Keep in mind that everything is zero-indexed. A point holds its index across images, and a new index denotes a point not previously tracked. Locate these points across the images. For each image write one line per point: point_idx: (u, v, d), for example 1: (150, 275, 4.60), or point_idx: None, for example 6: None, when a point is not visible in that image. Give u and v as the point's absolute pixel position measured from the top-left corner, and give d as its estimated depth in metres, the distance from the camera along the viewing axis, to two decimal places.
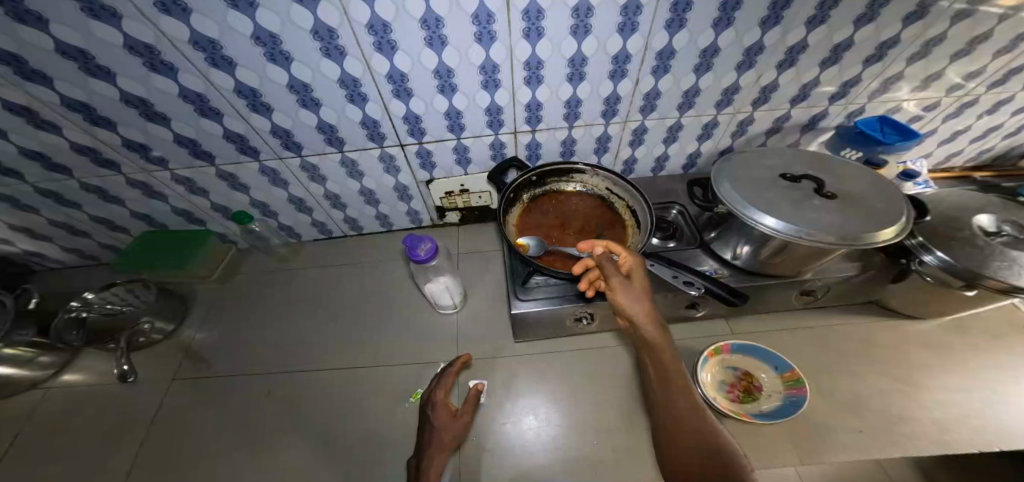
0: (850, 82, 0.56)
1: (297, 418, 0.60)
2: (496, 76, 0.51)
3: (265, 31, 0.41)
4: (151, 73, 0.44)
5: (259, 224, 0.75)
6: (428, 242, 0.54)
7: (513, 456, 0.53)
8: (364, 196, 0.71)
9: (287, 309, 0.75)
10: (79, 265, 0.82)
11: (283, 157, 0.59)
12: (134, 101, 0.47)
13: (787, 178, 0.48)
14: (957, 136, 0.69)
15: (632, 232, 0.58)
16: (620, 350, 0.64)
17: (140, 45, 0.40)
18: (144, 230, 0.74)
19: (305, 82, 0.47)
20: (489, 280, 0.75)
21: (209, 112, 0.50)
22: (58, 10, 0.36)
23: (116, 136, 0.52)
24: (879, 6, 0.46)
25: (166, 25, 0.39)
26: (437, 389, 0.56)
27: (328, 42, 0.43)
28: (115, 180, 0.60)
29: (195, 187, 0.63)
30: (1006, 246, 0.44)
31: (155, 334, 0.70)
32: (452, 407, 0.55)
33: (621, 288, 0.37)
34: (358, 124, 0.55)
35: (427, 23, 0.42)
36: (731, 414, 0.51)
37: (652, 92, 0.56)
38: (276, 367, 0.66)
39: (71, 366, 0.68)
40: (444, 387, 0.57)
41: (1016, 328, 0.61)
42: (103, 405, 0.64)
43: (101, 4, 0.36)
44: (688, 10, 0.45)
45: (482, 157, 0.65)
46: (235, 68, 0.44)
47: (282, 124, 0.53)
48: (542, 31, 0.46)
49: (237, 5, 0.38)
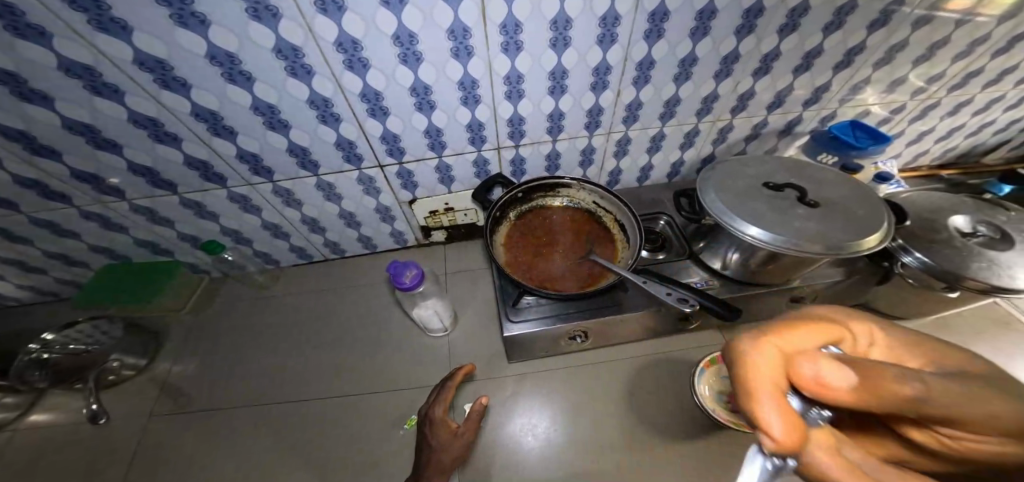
0: (821, 88, 0.57)
1: (286, 454, 0.57)
2: (476, 92, 0.50)
3: (221, 50, 0.39)
4: (94, 97, 0.41)
5: (234, 252, 0.72)
6: (413, 268, 0.53)
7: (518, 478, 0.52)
8: (344, 219, 0.69)
9: (272, 340, 0.71)
10: (33, 302, 0.77)
11: (252, 182, 0.57)
12: (78, 127, 0.44)
13: (769, 187, 0.48)
14: (925, 136, 0.71)
15: (622, 246, 0.58)
16: (620, 362, 0.62)
17: (78, 67, 0.38)
18: (107, 262, 0.70)
19: (271, 103, 0.46)
20: (479, 299, 0.74)
21: (164, 138, 0.47)
22: None
23: (62, 166, 0.49)
24: (845, 14, 0.47)
25: (103, 44, 0.36)
26: (437, 405, 0.54)
27: (293, 61, 0.41)
28: (68, 213, 0.57)
29: (158, 217, 0.61)
30: (983, 247, 0.45)
31: (126, 370, 0.67)
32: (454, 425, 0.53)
33: (1004, 417, 0.15)
34: (333, 144, 0.53)
35: (400, 39, 0.42)
36: (733, 426, 0.52)
37: (634, 103, 0.56)
38: (261, 399, 0.63)
39: (38, 406, 0.65)
40: (443, 402, 0.55)
41: (997, 324, 0.63)
42: (75, 448, 0.60)
43: (28, 22, 0.33)
44: (665, 20, 0.45)
45: (465, 174, 0.64)
46: (189, 89, 0.42)
47: (248, 148, 0.51)
48: (520, 44, 0.45)
49: (185, 22, 0.36)
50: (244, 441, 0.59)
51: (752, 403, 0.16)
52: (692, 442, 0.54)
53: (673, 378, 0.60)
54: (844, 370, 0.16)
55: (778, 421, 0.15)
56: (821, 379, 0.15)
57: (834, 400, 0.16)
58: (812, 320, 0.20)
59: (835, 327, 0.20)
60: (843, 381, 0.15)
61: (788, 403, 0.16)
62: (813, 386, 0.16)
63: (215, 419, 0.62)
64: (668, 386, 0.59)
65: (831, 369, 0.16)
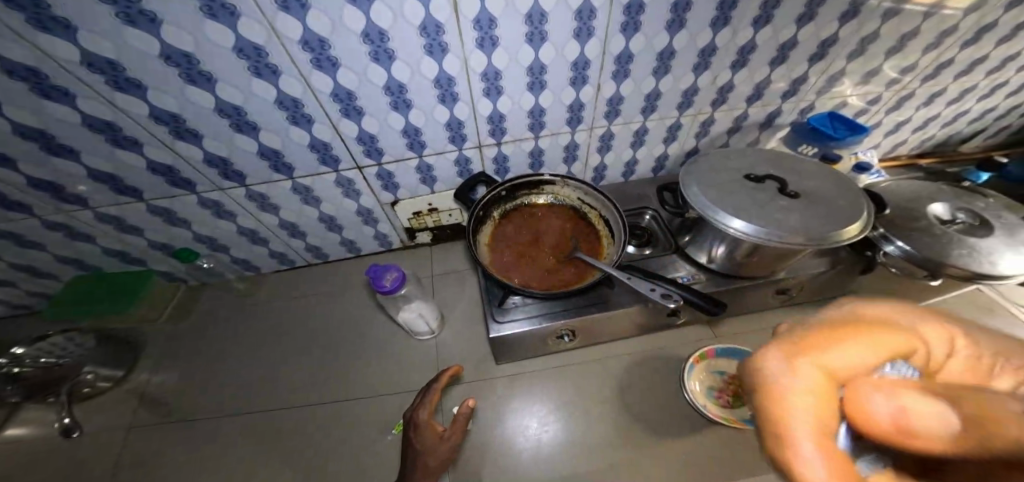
0: (799, 80, 0.57)
1: (268, 464, 0.55)
2: (453, 89, 0.49)
3: (176, 50, 0.37)
4: (45, 100, 0.39)
5: (211, 259, 0.70)
6: (393, 271, 0.52)
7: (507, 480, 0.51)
8: (325, 223, 0.67)
9: (254, 348, 0.69)
10: (2, 317, 0.74)
11: (224, 187, 0.55)
12: (32, 133, 0.42)
13: (751, 178, 0.47)
14: (903, 126, 0.71)
15: (607, 243, 0.57)
16: (610, 360, 0.62)
17: (22, 68, 0.36)
18: (76, 273, 0.67)
19: (236, 105, 0.44)
20: (466, 300, 0.72)
21: (125, 142, 0.45)
22: None
23: (18, 174, 0.47)
24: (817, 5, 0.47)
25: (47, 43, 0.34)
26: (422, 409, 0.52)
27: (256, 61, 0.40)
28: (29, 223, 0.54)
29: (126, 226, 0.58)
30: (962, 234, 0.46)
31: (101, 382, 0.65)
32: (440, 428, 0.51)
33: None
34: (308, 146, 0.52)
35: (370, 37, 0.40)
36: (721, 421, 0.53)
37: (614, 97, 0.55)
38: (242, 409, 0.61)
39: (14, 420, 0.62)
40: (429, 404, 0.53)
41: (980, 310, 0.63)
42: (48, 465, 0.57)
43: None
44: (640, 13, 0.44)
45: (447, 174, 0.63)
46: (146, 91, 0.40)
47: (217, 151, 0.49)
48: (495, 40, 0.44)
49: (134, 21, 0.34)
50: (224, 453, 0.57)
51: (788, 447, 0.14)
52: (683, 438, 0.53)
53: (663, 375, 0.59)
54: (939, 406, 0.12)
55: (824, 467, 0.13)
56: (892, 413, 0.13)
57: (922, 450, 0.12)
58: (867, 323, 0.17)
59: (893, 330, 0.17)
60: (935, 423, 0.12)
61: (838, 444, 0.14)
62: (886, 430, 0.13)
63: (194, 431, 0.59)
64: (659, 383, 0.59)
65: (914, 399, 0.13)
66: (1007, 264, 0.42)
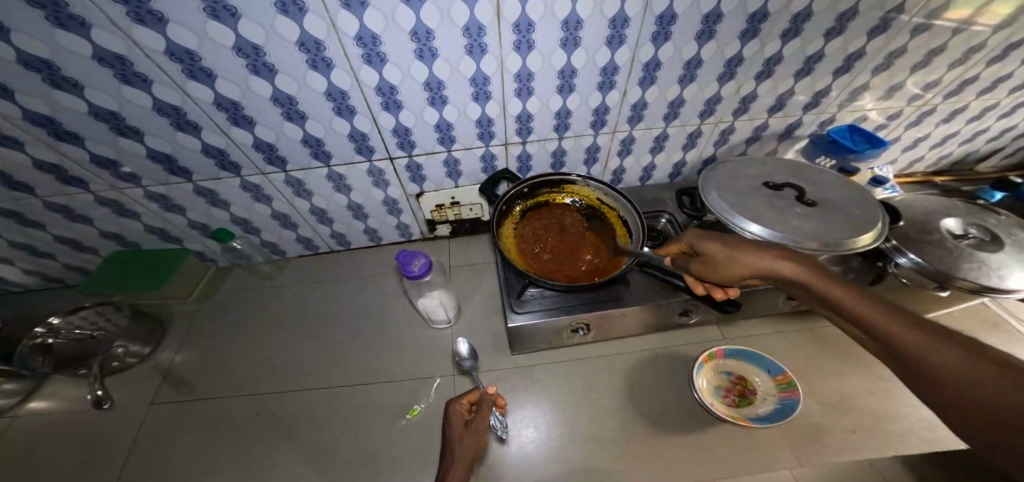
0: (821, 92, 0.59)
1: (291, 439, 0.58)
2: (486, 88, 0.52)
3: (248, 42, 0.40)
4: (123, 85, 0.42)
5: (242, 241, 0.74)
6: (421, 258, 0.54)
7: (536, 468, 0.52)
8: (353, 211, 0.71)
9: (278, 329, 0.72)
10: (42, 288, 0.78)
11: (265, 172, 0.58)
12: (104, 115, 0.46)
13: (768, 186, 0.49)
14: (920, 143, 0.72)
15: (625, 240, 0.60)
16: (619, 357, 0.64)
17: (111, 56, 0.39)
18: (116, 248, 0.72)
19: (290, 94, 0.47)
20: (482, 292, 0.75)
21: (185, 126, 0.49)
22: (19, 17, 0.34)
23: (84, 152, 0.50)
24: (846, 20, 0.48)
25: (138, 35, 0.38)
26: (457, 399, 0.52)
27: (314, 54, 0.43)
28: (83, 198, 0.58)
29: (170, 204, 0.62)
30: (973, 249, 0.47)
31: (129, 358, 0.68)
32: (465, 413, 0.52)
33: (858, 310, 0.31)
34: (347, 137, 0.55)
35: (417, 35, 0.43)
36: (731, 419, 0.54)
37: (639, 103, 0.57)
38: (268, 388, 0.64)
39: (38, 393, 0.66)
40: (464, 395, 0.53)
41: (985, 326, 0.65)
42: (74, 433, 0.61)
43: (69, 13, 0.35)
44: (672, 23, 0.46)
45: (473, 170, 0.66)
46: (215, 80, 0.43)
47: (264, 137, 0.52)
48: (532, 43, 0.47)
49: (217, 15, 0.37)
50: (248, 426, 0.60)
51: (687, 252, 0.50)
52: (692, 435, 0.54)
53: (672, 373, 0.61)
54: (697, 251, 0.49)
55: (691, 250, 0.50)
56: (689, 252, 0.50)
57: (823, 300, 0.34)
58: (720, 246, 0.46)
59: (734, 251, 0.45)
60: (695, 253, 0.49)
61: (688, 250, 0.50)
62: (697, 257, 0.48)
63: (220, 406, 0.62)
64: (667, 380, 0.61)
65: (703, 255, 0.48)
66: (1016, 280, 0.43)
